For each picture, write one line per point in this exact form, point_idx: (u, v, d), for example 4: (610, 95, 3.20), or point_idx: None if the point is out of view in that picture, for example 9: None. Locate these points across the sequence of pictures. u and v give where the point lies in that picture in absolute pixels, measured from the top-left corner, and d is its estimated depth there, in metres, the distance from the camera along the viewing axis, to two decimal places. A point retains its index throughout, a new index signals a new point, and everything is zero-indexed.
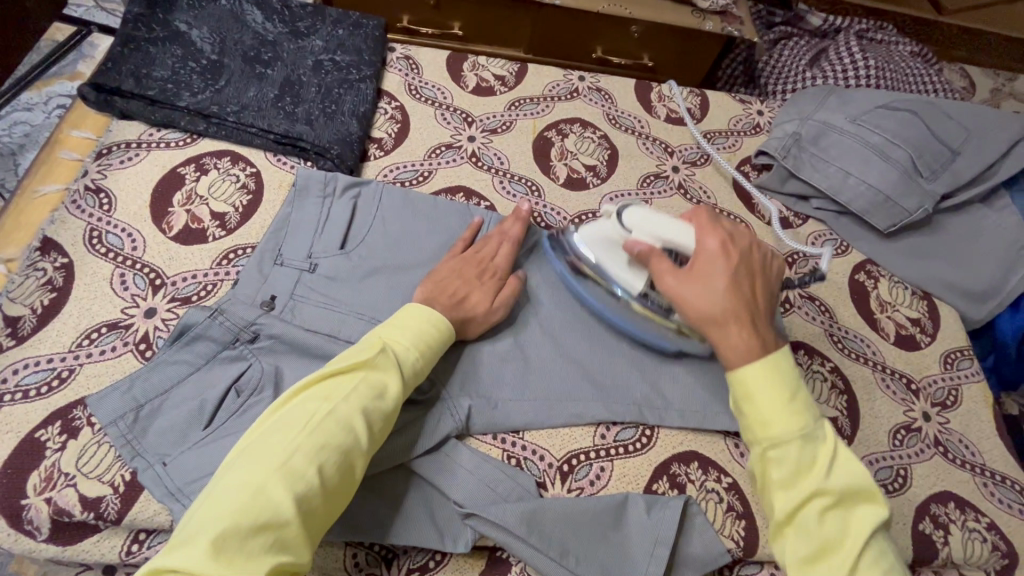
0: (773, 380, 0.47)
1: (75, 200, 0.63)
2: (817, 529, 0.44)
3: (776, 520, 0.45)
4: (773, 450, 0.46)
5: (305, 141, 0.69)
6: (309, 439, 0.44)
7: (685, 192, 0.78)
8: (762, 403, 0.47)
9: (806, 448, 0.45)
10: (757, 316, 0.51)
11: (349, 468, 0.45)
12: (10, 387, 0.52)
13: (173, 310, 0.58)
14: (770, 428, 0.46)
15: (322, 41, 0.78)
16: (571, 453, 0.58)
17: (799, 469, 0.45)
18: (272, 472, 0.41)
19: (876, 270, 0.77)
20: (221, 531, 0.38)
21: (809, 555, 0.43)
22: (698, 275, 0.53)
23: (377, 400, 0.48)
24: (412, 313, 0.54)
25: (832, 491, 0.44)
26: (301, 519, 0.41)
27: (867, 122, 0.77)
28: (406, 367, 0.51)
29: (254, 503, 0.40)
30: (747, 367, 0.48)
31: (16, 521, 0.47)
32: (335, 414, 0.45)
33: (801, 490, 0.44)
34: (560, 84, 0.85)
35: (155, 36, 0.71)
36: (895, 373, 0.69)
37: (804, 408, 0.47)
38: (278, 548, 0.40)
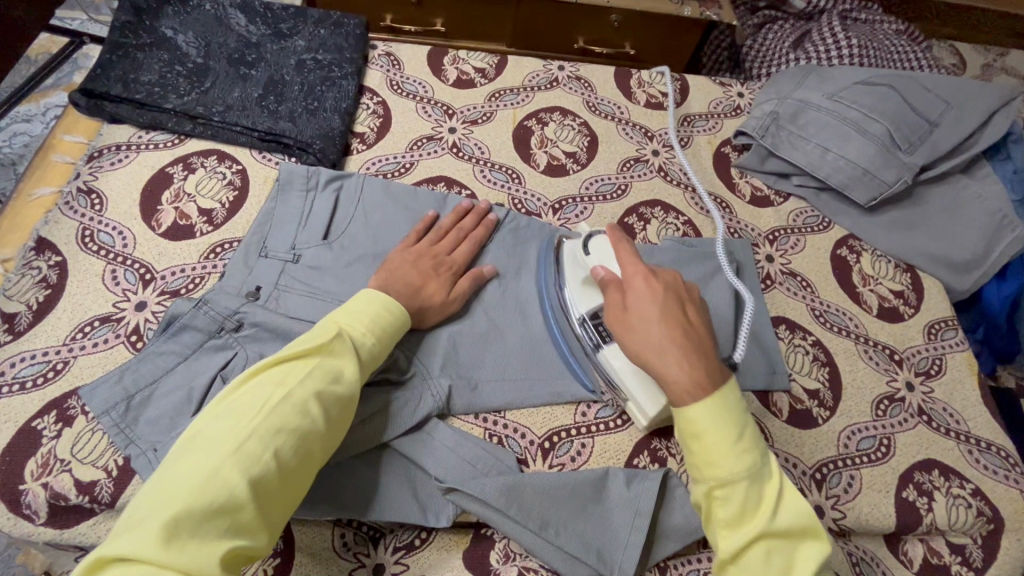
0: (719, 416, 0.45)
1: (68, 201, 0.66)
2: (761, 568, 0.43)
3: (721, 559, 0.44)
4: (719, 490, 0.44)
5: (288, 137, 0.71)
6: (264, 423, 0.43)
7: (664, 174, 0.79)
8: (708, 440, 0.45)
9: (753, 487, 0.44)
10: (698, 342, 0.50)
11: (306, 451, 0.45)
12: (8, 380, 0.54)
13: (162, 303, 0.60)
14: (714, 467, 0.45)
15: (304, 41, 0.80)
16: (553, 431, 0.59)
17: (745, 510, 0.44)
18: (225, 456, 0.41)
19: (858, 245, 0.77)
20: (172, 515, 0.37)
21: None
22: (635, 309, 0.53)
23: (331, 389, 0.47)
24: (372, 296, 0.55)
25: (779, 530, 0.43)
26: (257, 502, 0.41)
27: (844, 98, 0.78)
28: (363, 351, 0.51)
29: (206, 486, 0.39)
30: (693, 405, 0.47)
31: (16, 506, 0.49)
32: (291, 398, 0.45)
33: (747, 532, 0.43)
34: (540, 74, 0.87)
35: (142, 42, 0.74)
36: (877, 344, 0.70)
37: (750, 447, 0.45)
38: (232, 532, 0.39)
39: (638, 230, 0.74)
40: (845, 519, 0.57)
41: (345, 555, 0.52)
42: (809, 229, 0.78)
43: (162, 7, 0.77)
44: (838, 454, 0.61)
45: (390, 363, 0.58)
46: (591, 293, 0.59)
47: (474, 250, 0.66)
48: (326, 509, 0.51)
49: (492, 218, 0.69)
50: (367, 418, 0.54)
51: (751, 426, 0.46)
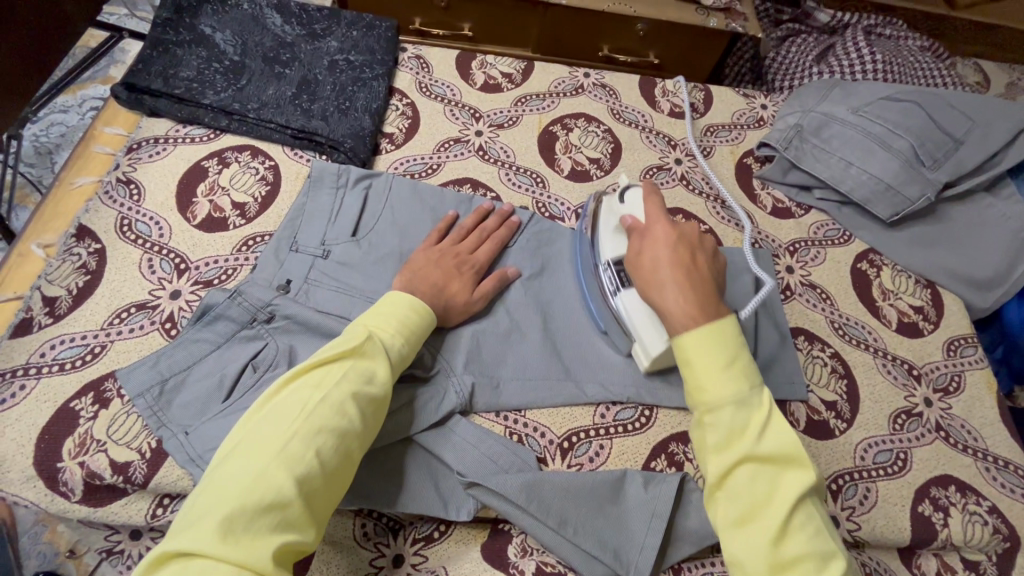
0: (712, 343, 0.48)
1: (107, 191, 0.68)
2: (746, 490, 0.44)
3: (709, 484, 0.46)
4: (709, 416, 0.47)
5: (320, 135, 0.73)
6: (305, 424, 0.45)
7: (687, 183, 0.80)
8: (699, 366, 0.48)
9: (739, 413, 0.46)
10: (704, 286, 0.52)
11: (347, 451, 0.46)
12: (48, 361, 0.56)
13: (196, 292, 0.62)
14: (706, 392, 0.47)
15: (337, 42, 0.82)
16: (572, 431, 0.60)
17: (732, 433, 0.45)
18: (270, 458, 0.42)
19: (878, 258, 0.77)
20: (226, 515, 0.39)
21: (736, 519, 0.44)
22: (646, 254, 0.56)
23: (367, 388, 0.49)
24: (401, 297, 0.56)
25: (763, 456, 0.45)
26: (304, 499, 0.42)
27: (869, 113, 0.78)
28: (397, 349, 0.53)
29: (255, 487, 0.41)
30: (689, 332, 0.49)
31: (53, 483, 0.51)
32: (328, 400, 0.46)
33: (732, 455, 0.45)
34: (566, 81, 0.88)
35: (181, 39, 0.76)
36: (896, 359, 0.70)
37: (740, 377, 0.47)
38: (283, 529, 0.41)
39: None
40: (860, 531, 0.58)
41: (365, 545, 0.53)
42: (830, 241, 0.78)
43: (202, 6, 0.80)
44: (855, 466, 0.61)
45: (416, 360, 0.59)
46: (616, 247, 0.62)
47: (496, 253, 0.67)
48: (350, 499, 0.52)
49: (515, 220, 0.70)
50: (394, 411, 0.55)
51: (747, 359, 0.48)
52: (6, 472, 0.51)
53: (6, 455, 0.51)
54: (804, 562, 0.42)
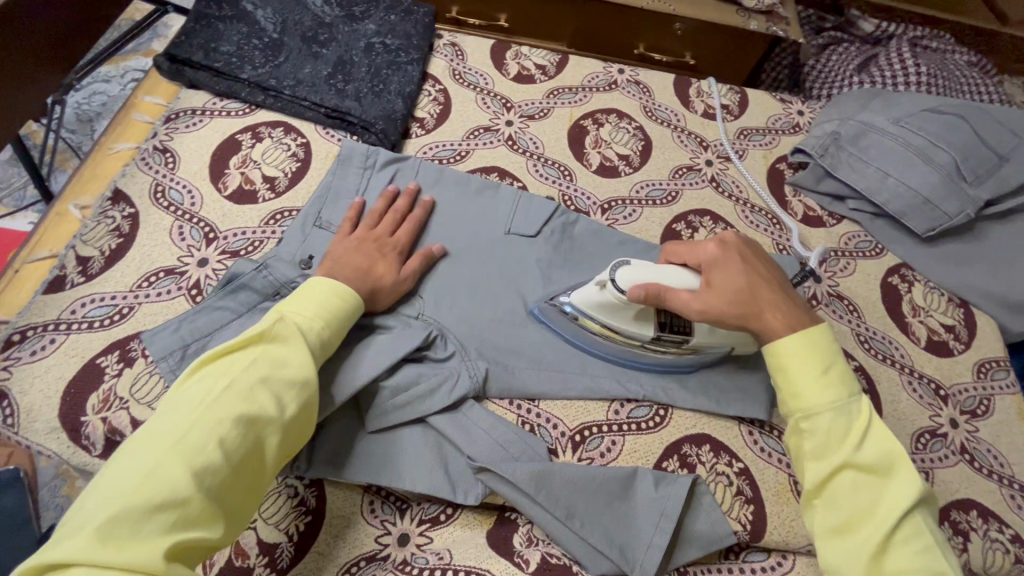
0: (809, 353, 0.52)
1: (144, 158, 0.69)
2: (847, 499, 0.47)
3: (808, 490, 0.49)
4: (806, 421, 0.50)
5: (352, 116, 0.74)
6: (206, 413, 0.42)
7: (717, 185, 0.79)
8: (794, 373, 0.51)
9: (838, 419, 0.49)
10: (780, 292, 0.56)
11: (258, 439, 0.43)
12: (78, 318, 0.58)
13: (223, 261, 0.63)
14: (801, 399, 0.51)
15: (375, 25, 0.83)
16: (584, 425, 0.59)
17: (830, 440, 0.49)
18: (164, 453, 0.39)
19: (910, 273, 0.75)
20: (107, 517, 0.36)
21: (837, 526, 0.47)
22: (717, 286, 0.55)
23: (281, 372, 0.46)
24: (327, 281, 0.54)
25: (863, 463, 0.48)
26: (203, 493, 0.39)
27: (910, 124, 0.76)
28: (317, 332, 0.50)
29: (144, 485, 0.38)
30: (793, 347, 0.52)
31: (76, 436, 0.52)
32: (234, 387, 0.44)
33: (832, 461, 0.48)
34: (599, 75, 0.87)
35: (224, 14, 0.78)
36: (922, 377, 0.68)
37: (835, 384, 0.50)
38: (182, 524, 0.38)
39: (686, 237, 0.74)
40: None
41: (372, 521, 0.53)
42: (861, 253, 0.76)
43: None
44: None
45: (430, 343, 0.59)
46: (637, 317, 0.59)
47: (416, 232, 0.65)
48: (360, 474, 0.53)
49: (427, 198, 0.68)
50: (406, 393, 0.55)
51: (841, 366, 0.52)
52: (32, 422, 0.52)
53: (33, 406, 0.53)
54: None
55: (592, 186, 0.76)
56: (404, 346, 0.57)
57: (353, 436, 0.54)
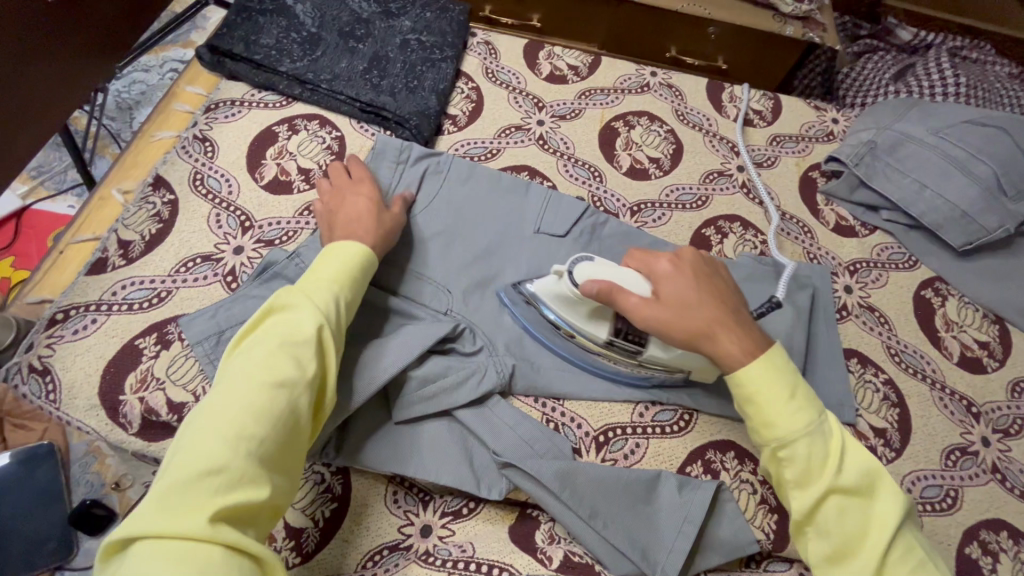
0: (770, 375, 0.49)
1: (184, 146, 0.71)
2: (836, 527, 0.46)
3: (797, 520, 0.48)
4: (783, 450, 0.48)
5: (387, 111, 0.75)
6: (233, 386, 0.42)
7: (747, 191, 0.78)
8: (763, 403, 0.49)
9: (814, 445, 0.47)
10: (736, 314, 0.53)
11: (289, 400, 0.43)
12: (119, 300, 0.59)
13: (258, 250, 0.64)
14: (775, 428, 0.48)
15: (410, 22, 0.84)
16: (608, 426, 0.59)
17: (810, 470, 0.47)
18: (199, 429, 0.40)
19: (944, 287, 0.74)
20: (157, 494, 0.37)
21: (830, 555, 0.46)
22: (665, 296, 0.53)
23: (297, 335, 0.46)
24: (335, 251, 0.54)
25: (846, 487, 0.46)
26: (242, 456, 0.39)
27: (950, 135, 0.75)
28: (330, 293, 0.50)
29: (186, 460, 0.38)
30: (751, 369, 0.50)
31: (114, 414, 0.54)
32: (256, 358, 0.44)
33: (815, 491, 0.46)
34: (632, 78, 0.87)
35: (265, 8, 0.79)
36: (954, 394, 0.67)
37: (804, 406, 0.48)
38: (229, 488, 0.38)
39: (715, 242, 0.73)
40: None
41: (395, 511, 0.54)
42: (894, 265, 0.75)
43: None
44: None
45: (457, 337, 0.60)
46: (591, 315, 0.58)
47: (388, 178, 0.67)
48: (387, 464, 0.53)
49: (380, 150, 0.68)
50: (435, 384, 0.56)
51: (802, 384, 0.50)
52: (73, 397, 0.54)
53: (74, 382, 0.54)
54: None
55: (622, 188, 0.76)
56: (433, 338, 0.57)
57: (381, 426, 0.55)
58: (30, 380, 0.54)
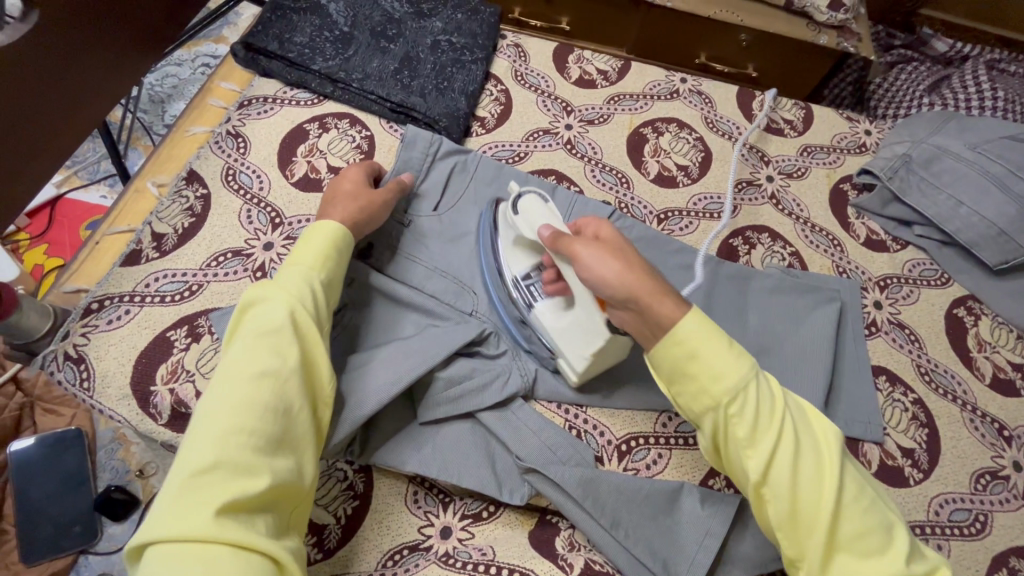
0: (708, 328, 0.46)
1: (217, 141, 0.72)
2: (792, 481, 0.42)
3: (752, 482, 0.43)
4: (731, 406, 0.44)
5: (417, 112, 0.75)
6: (219, 385, 0.42)
7: (776, 202, 0.77)
8: (704, 358, 0.44)
9: (757, 392, 0.44)
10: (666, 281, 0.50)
11: (276, 388, 0.42)
12: (151, 292, 0.60)
13: (287, 247, 0.65)
14: (720, 382, 0.44)
15: (441, 23, 0.84)
16: (631, 435, 0.59)
17: (758, 421, 0.43)
18: (193, 432, 0.40)
19: (977, 306, 0.72)
20: (164, 501, 0.37)
21: (789, 514, 0.42)
22: (606, 238, 0.52)
23: (270, 325, 0.45)
24: (308, 237, 0.53)
25: (792, 431, 0.44)
26: (234, 449, 0.38)
27: (988, 151, 0.73)
28: (302, 280, 0.49)
29: (185, 463, 0.38)
30: (687, 323, 0.45)
31: (145, 404, 0.55)
32: (238, 354, 0.43)
33: (765, 443, 0.43)
34: (661, 84, 0.86)
35: (299, 7, 0.80)
36: (985, 416, 0.65)
37: (742, 355, 0.45)
38: (227, 481, 0.37)
39: (743, 253, 0.73)
40: None
41: (416, 511, 0.54)
42: (925, 282, 0.73)
43: None
44: (929, 519, 0.58)
45: (482, 339, 0.60)
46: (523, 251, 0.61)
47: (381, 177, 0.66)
48: (410, 465, 0.53)
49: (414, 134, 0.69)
50: (458, 385, 0.56)
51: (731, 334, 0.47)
52: (106, 387, 0.55)
53: (108, 371, 0.56)
54: (867, 540, 0.41)
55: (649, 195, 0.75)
56: (459, 339, 0.58)
57: (405, 425, 0.56)
58: (66, 368, 0.55)
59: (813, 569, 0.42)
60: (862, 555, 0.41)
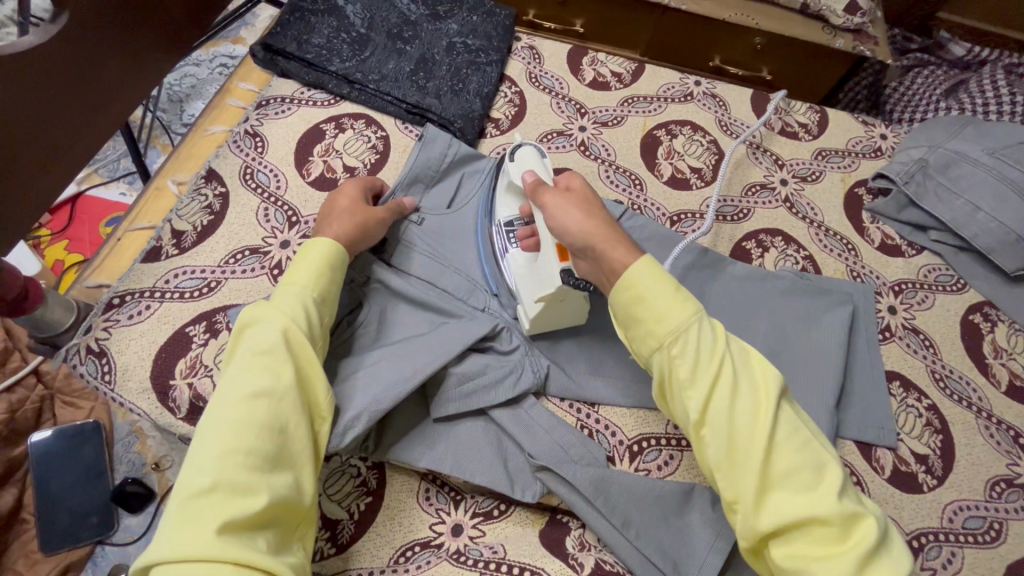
0: (658, 276, 0.46)
1: (235, 140, 0.73)
2: (730, 419, 0.42)
3: (692, 422, 0.43)
4: (675, 345, 0.43)
5: (432, 113, 0.76)
6: (217, 405, 0.42)
7: (790, 206, 0.77)
8: (650, 298, 0.45)
9: (699, 331, 0.44)
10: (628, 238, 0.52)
11: (273, 407, 0.42)
12: (171, 288, 0.61)
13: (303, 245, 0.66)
14: (665, 322, 0.44)
15: (457, 25, 0.85)
16: (642, 435, 0.59)
17: (699, 358, 0.43)
18: (192, 451, 0.40)
19: (994, 313, 0.72)
20: (166, 522, 0.37)
21: (725, 451, 0.41)
22: (576, 189, 0.55)
23: (267, 345, 0.45)
24: (305, 254, 0.52)
25: (734, 370, 0.43)
26: (233, 470, 0.38)
27: (1007, 156, 0.73)
28: (299, 300, 0.49)
29: (186, 484, 0.38)
30: (638, 268, 0.46)
31: (164, 398, 0.56)
32: (235, 375, 0.43)
33: (705, 380, 0.42)
34: (675, 86, 0.86)
35: (317, 8, 0.81)
36: (1001, 424, 0.65)
37: (688, 298, 0.45)
38: (228, 502, 0.37)
39: (756, 256, 0.72)
40: None
41: (427, 508, 0.55)
42: (941, 287, 0.73)
43: None
44: (942, 527, 0.58)
45: (495, 337, 0.61)
46: (515, 199, 0.64)
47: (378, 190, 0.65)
48: (423, 463, 0.54)
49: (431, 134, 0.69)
50: (472, 383, 0.56)
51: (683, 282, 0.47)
52: (126, 380, 0.56)
53: (128, 365, 0.57)
54: (797, 475, 0.40)
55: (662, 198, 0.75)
56: (473, 336, 0.58)
57: (418, 423, 0.56)
58: (88, 361, 0.57)
59: (749, 511, 0.40)
60: (794, 490, 0.40)
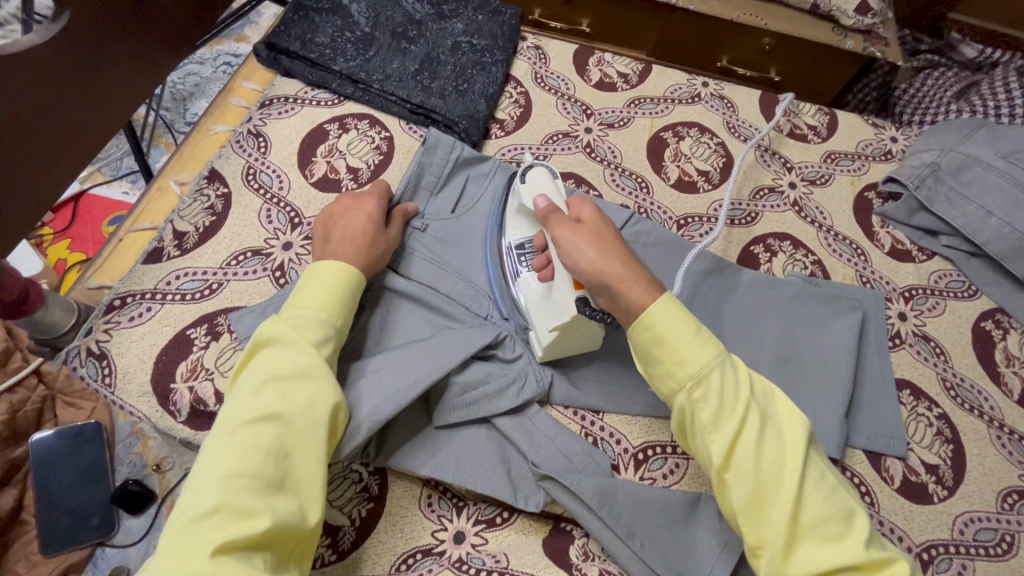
0: (679, 316, 0.45)
1: (238, 140, 0.72)
2: (755, 465, 0.42)
3: (715, 467, 0.43)
4: (697, 390, 0.43)
5: (437, 114, 0.75)
6: (227, 426, 0.41)
7: (799, 210, 0.76)
8: (673, 341, 0.44)
9: (723, 375, 0.44)
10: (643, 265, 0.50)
11: (280, 431, 0.42)
12: (172, 290, 0.61)
13: (306, 247, 0.65)
14: (685, 365, 0.44)
15: (462, 24, 0.84)
16: (648, 443, 0.58)
17: (723, 404, 0.43)
18: (199, 471, 0.40)
19: (1006, 320, 0.71)
20: (168, 540, 0.37)
21: (749, 497, 0.42)
22: (587, 220, 0.51)
23: (281, 369, 0.44)
24: (316, 274, 0.51)
25: (757, 416, 0.43)
26: (238, 493, 0.38)
27: (1020, 161, 0.71)
28: (316, 325, 0.48)
29: (191, 504, 0.38)
30: (657, 309, 0.45)
31: (165, 401, 0.55)
32: (247, 397, 0.43)
33: (730, 426, 0.42)
34: (683, 87, 0.85)
35: (321, 7, 0.80)
36: (1013, 433, 0.64)
37: (709, 340, 0.45)
38: (229, 525, 0.37)
39: (764, 260, 0.71)
40: None
41: (430, 515, 0.54)
42: (952, 293, 0.72)
43: None
44: (952, 539, 0.57)
45: (499, 343, 0.60)
46: (524, 219, 0.62)
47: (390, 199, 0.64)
48: (425, 470, 0.53)
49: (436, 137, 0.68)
50: (476, 390, 0.56)
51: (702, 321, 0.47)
52: (126, 383, 0.56)
53: (128, 368, 0.56)
54: (825, 526, 0.41)
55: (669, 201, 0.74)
56: (477, 343, 0.57)
57: (420, 430, 0.56)
58: (88, 363, 0.56)
59: (775, 558, 0.41)
60: (822, 539, 0.41)
